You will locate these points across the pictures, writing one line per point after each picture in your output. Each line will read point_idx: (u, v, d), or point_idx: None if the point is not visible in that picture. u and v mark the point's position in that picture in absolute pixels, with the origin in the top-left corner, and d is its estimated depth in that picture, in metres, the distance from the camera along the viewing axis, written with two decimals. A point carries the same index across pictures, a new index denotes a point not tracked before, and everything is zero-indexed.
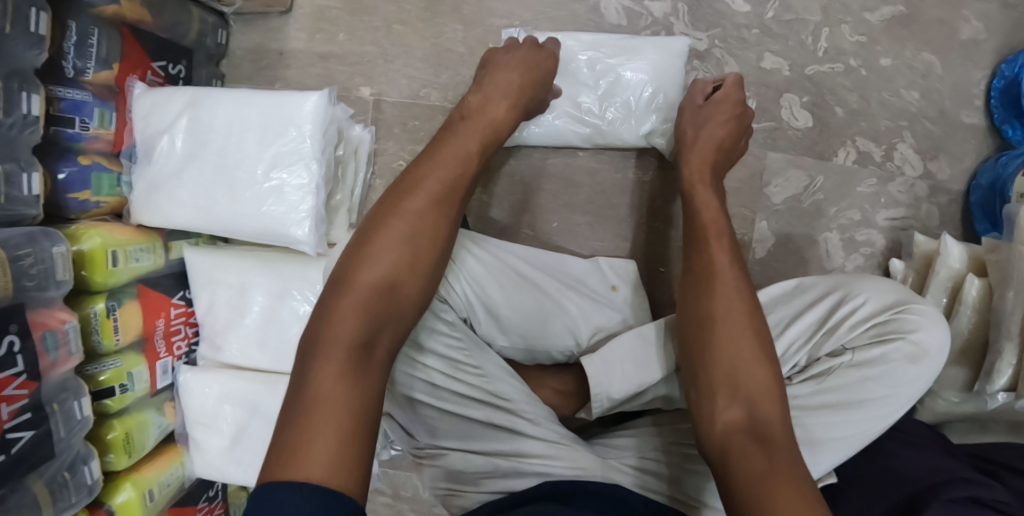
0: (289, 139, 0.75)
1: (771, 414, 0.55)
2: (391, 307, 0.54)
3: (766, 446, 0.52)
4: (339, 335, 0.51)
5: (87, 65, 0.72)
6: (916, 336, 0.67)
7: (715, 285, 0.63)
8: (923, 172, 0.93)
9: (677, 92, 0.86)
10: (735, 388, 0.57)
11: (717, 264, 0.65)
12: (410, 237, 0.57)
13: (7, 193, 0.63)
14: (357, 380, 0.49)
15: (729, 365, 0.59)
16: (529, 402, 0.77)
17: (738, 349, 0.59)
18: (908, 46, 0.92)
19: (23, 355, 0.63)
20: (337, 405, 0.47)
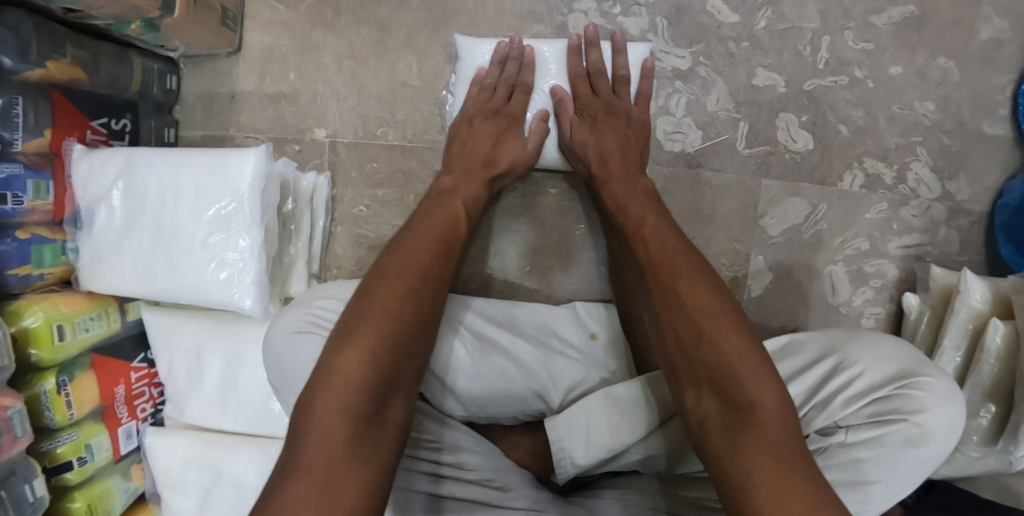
0: (224, 203, 0.70)
1: (758, 395, 0.50)
2: (396, 345, 0.54)
3: (749, 447, 0.48)
4: (335, 397, 0.50)
5: (15, 135, 0.68)
6: (921, 418, 0.58)
7: (678, 270, 0.58)
8: (941, 193, 0.83)
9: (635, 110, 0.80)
10: (700, 377, 0.53)
11: (662, 241, 0.62)
12: (409, 283, 0.57)
13: None
14: (346, 463, 0.48)
15: (689, 351, 0.54)
16: (494, 468, 0.74)
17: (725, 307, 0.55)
18: (920, 53, 0.81)
19: None
20: (327, 507, 0.45)
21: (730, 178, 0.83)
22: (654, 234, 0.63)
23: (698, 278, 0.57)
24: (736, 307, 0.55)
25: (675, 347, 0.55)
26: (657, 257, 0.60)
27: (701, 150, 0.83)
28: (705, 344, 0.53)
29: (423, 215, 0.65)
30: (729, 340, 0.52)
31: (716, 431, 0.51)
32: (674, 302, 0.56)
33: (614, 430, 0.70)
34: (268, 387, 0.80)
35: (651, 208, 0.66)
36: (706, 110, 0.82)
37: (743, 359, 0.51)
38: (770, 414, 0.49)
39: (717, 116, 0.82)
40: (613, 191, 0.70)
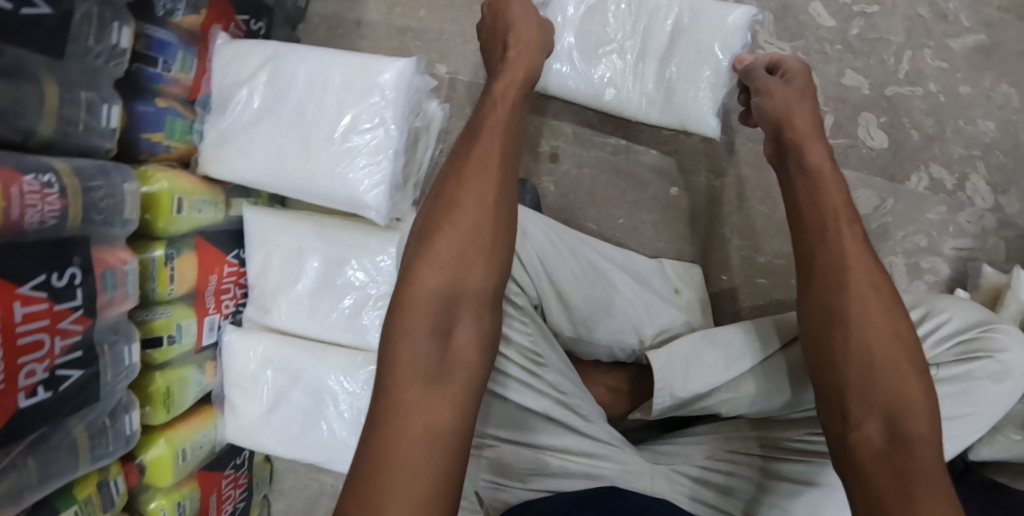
0: (370, 103, 0.74)
1: (922, 433, 0.52)
2: (447, 314, 0.54)
3: (908, 473, 0.50)
4: (404, 374, 0.51)
5: (177, 6, 0.71)
6: (1004, 356, 0.64)
7: (855, 293, 0.59)
8: (993, 204, 0.93)
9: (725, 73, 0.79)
10: (874, 404, 0.55)
11: (823, 255, 0.62)
12: (443, 268, 0.54)
13: (86, 122, 0.62)
14: (434, 398, 0.50)
15: (865, 374, 0.56)
16: (583, 397, 0.77)
17: (887, 339, 0.57)
18: (987, 76, 0.91)
19: (83, 289, 0.61)
20: (417, 435, 0.47)
21: None
22: (853, 247, 0.61)
23: (872, 311, 0.58)
24: (914, 343, 0.58)
25: (853, 373, 0.57)
26: (818, 268, 0.62)
27: None
28: (881, 377, 0.55)
29: (462, 168, 0.59)
30: (903, 376, 0.55)
31: (872, 458, 0.52)
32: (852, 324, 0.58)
33: (710, 367, 0.75)
34: (365, 295, 0.82)
35: (854, 215, 0.63)
36: None
37: (910, 394, 0.55)
38: (925, 448, 0.52)
39: None
40: (816, 180, 0.65)
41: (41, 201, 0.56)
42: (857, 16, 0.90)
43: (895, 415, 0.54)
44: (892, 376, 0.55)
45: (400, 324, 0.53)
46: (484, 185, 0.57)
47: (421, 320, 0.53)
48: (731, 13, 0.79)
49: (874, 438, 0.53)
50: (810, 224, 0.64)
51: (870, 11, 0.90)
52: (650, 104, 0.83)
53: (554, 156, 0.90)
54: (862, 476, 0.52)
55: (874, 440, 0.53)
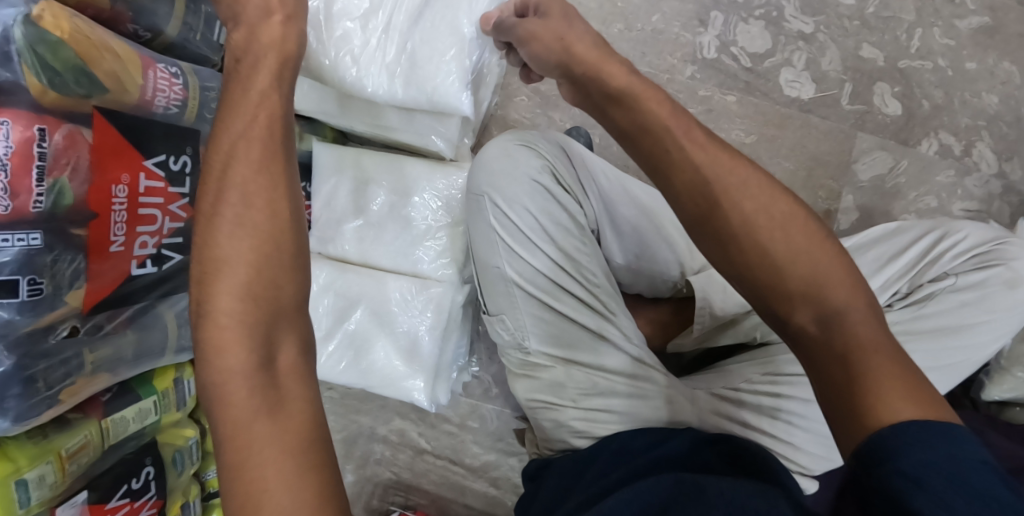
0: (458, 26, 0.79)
1: (850, 302, 0.46)
2: (273, 312, 0.44)
3: (841, 345, 0.44)
4: (237, 396, 0.41)
5: None
6: (1015, 264, 0.72)
7: (741, 199, 0.49)
8: (998, 170, 1.02)
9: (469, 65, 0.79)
10: (793, 294, 0.46)
11: (697, 156, 0.50)
12: (244, 184, 0.44)
13: (202, 32, 0.70)
14: (280, 424, 0.41)
15: (801, 283, 0.46)
16: (628, 320, 0.83)
17: (790, 218, 0.49)
18: (990, 55, 1.01)
19: (191, 179, 0.68)
20: (274, 449, 0.40)
21: (834, 127, 1.00)
22: (690, 126, 0.52)
23: (757, 196, 0.49)
24: (807, 219, 0.49)
25: (766, 278, 0.47)
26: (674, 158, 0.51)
27: (812, 100, 0.99)
28: (776, 272, 0.47)
29: (235, 104, 0.47)
30: (817, 258, 0.47)
31: (822, 353, 0.45)
32: (739, 220, 0.48)
33: None
34: (426, 224, 0.89)
35: (663, 91, 0.54)
36: (820, 69, 0.99)
37: (828, 267, 0.47)
38: (861, 322, 0.45)
39: (830, 75, 0.99)
40: (639, 109, 0.53)
41: (168, 88, 0.63)
42: None
43: (819, 296, 0.46)
44: (806, 259, 0.47)
45: (209, 265, 0.43)
46: (274, 133, 0.47)
47: (233, 280, 0.43)
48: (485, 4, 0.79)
49: (807, 327, 0.46)
50: (648, 123, 0.53)
51: None
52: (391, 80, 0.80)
53: None
54: (815, 368, 0.46)
55: (808, 327, 0.46)
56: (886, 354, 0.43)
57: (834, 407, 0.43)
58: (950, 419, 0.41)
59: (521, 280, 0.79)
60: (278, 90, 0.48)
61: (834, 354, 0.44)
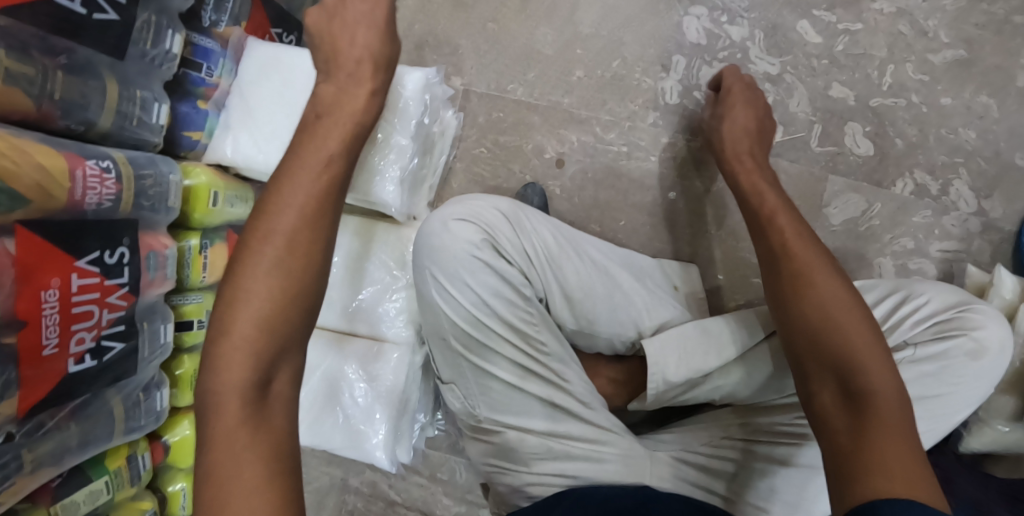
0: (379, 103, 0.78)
1: (880, 383, 0.55)
2: (289, 337, 0.49)
3: (868, 417, 0.54)
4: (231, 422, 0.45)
5: (221, 18, 0.79)
6: (979, 334, 0.68)
7: (816, 274, 0.62)
8: (977, 208, 0.98)
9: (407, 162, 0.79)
10: (828, 365, 0.58)
11: (788, 240, 0.66)
12: (269, 275, 0.48)
13: (140, 117, 0.70)
14: (260, 432, 0.46)
15: (851, 351, 0.57)
16: (584, 384, 0.82)
17: (842, 301, 0.60)
18: (968, 88, 0.98)
19: (129, 268, 0.68)
20: (258, 459, 0.44)
21: (803, 170, 0.97)
22: (791, 228, 0.67)
23: (816, 267, 0.62)
24: (854, 296, 0.61)
25: (806, 339, 0.60)
26: (786, 248, 0.65)
27: (781, 143, 0.97)
28: (830, 339, 0.58)
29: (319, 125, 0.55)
30: (852, 330, 0.58)
31: (835, 416, 0.56)
32: (807, 279, 0.62)
33: (701, 354, 0.80)
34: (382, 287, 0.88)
35: (780, 204, 0.71)
36: (788, 111, 0.96)
37: (846, 317, 0.59)
38: (889, 400, 0.54)
39: (798, 116, 0.96)
40: (747, 180, 0.76)
41: (100, 185, 0.63)
42: (842, 34, 0.97)
43: (848, 372, 0.57)
44: (870, 360, 0.57)
45: (233, 300, 0.47)
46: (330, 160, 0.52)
47: (244, 322, 0.47)
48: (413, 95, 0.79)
49: (832, 401, 0.57)
50: (762, 215, 0.71)
51: (854, 29, 0.97)
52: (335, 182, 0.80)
53: (559, 163, 0.95)
54: (828, 433, 0.56)
55: (830, 402, 0.57)
56: (898, 442, 0.51)
57: (836, 466, 0.53)
58: (931, 502, 0.46)
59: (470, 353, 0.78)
60: (336, 188, 0.52)
61: (858, 422, 0.54)
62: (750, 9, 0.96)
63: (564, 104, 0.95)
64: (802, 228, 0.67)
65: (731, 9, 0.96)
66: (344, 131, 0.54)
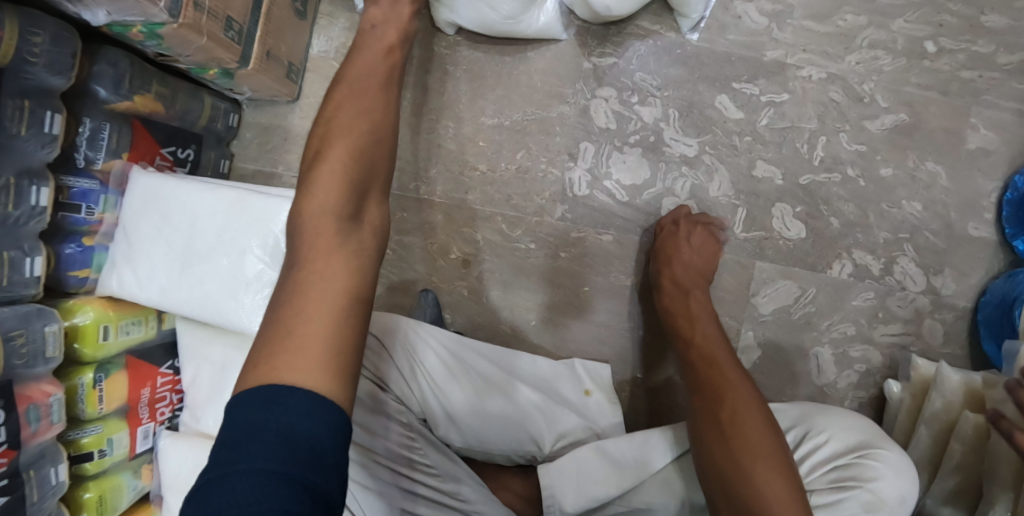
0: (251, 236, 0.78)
1: None
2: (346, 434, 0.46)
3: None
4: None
5: (97, 155, 0.79)
6: (875, 486, 0.63)
7: (739, 408, 0.67)
8: (926, 286, 0.90)
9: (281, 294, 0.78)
10: (739, 510, 0.61)
11: (717, 363, 0.73)
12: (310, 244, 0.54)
13: (9, 276, 0.70)
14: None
15: (755, 491, 0.61)
16: (486, 505, 0.78)
17: (765, 432, 0.64)
18: (910, 156, 0.90)
19: (4, 427, 0.68)
20: None
21: (728, 258, 0.90)
22: (722, 358, 0.73)
23: (741, 401, 0.67)
24: (777, 432, 0.65)
25: (725, 476, 0.63)
26: (710, 379, 0.71)
27: None
28: (748, 483, 0.61)
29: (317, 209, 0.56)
30: (767, 473, 0.61)
31: None
32: (730, 406, 0.67)
33: (601, 483, 0.76)
34: None
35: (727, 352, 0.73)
36: (708, 196, 0.89)
37: (766, 459, 0.62)
38: None
39: (720, 200, 0.89)
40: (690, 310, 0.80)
41: None
42: (766, 107, 0.89)
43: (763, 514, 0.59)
44: (778, 489, 0.60)
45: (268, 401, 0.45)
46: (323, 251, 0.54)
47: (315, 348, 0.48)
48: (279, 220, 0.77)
49: None
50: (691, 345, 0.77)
51: (780, 100, 0.89)
52: (203, 311, 0.79)
53: (465, 262, 0.92)
54: None
55: None
56: None
57: None
58: None
59: None
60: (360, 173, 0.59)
61: None
62: (663, 88, 0.90)
63: (469, 201, 0.92)
64: (733, 360, 0.73)
65: (642, 88, 0.90)
66: (330, 193, 0.57)
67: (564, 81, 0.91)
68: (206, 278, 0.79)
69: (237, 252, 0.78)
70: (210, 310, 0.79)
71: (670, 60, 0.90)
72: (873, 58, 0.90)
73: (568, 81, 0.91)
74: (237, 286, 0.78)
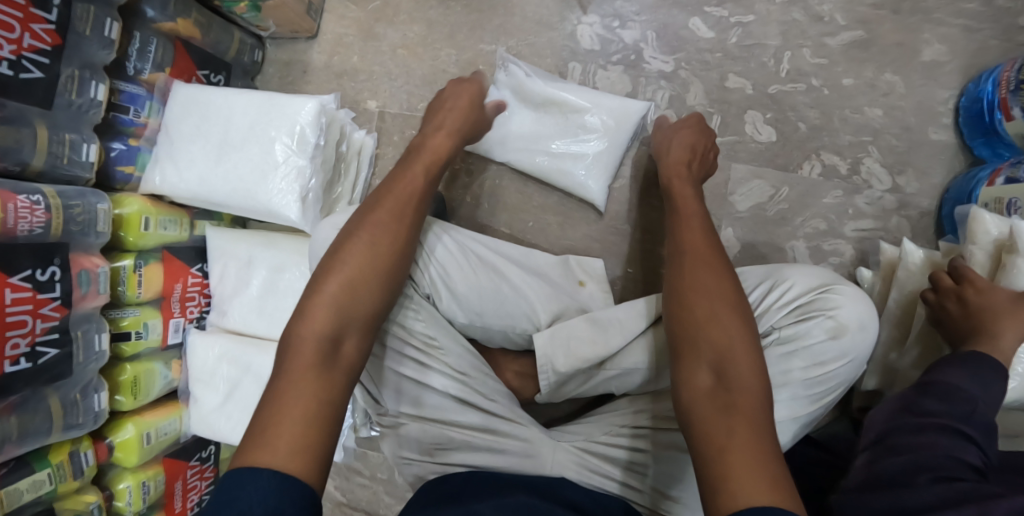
0: (278, 128, 0.88)
1: (746, 380, 0.58)
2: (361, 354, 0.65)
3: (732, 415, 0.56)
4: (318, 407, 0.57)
5: (144, 66, 0.90)
6: (837, 313, 0.70)
7: (702, 264, 0.67)
8: (891, 185, 0.98)
9: (304, 179, 0.87)
10: (703, 357, 0.61)
11: (690, 232, 0.72)
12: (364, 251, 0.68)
13: (69, 156, 0.80)
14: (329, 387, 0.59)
15: (719, 345, 0.61)
16: (483, 377, 0.86)
17: (726, 292, 0.65)
18: (868, 68, 0.99)
19: (61, 284, 0.77)
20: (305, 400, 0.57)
21: None
22: (697, 224, 0.73)
23: (709, 263, 0.67)
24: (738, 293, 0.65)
25: (690, 333, 0.63)
26: (686, 244, 0.70)
27: None
28: (713, 336, 0.62)
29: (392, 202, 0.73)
30: (728, 327, 0.62)
31: (702, 400, 0.59)
32: (696, 268, 0.67)
33: (590, 344, 0.84)
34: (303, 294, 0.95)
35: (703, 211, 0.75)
36: (685, 104, 0.99)
37: (727, 318, 0.63)
38: (751, 392, 0.58)
39: (695, 109, 0.99)
40: (672, 183, 0.81)
41: (30, 215, 0.74)
42: (734, 26, 1.00)
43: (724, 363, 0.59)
44: (734, 339, 0.61)
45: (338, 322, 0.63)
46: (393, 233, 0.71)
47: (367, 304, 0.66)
48: (303, 112, 0.87)
49: (705, 384, 0.59)
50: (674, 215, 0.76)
51: (746, 21, 1.00)
52: (237, 198, 0.89)
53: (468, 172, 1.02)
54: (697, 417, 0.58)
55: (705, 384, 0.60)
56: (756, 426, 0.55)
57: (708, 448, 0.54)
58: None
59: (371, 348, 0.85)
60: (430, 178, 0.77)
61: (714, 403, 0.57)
62: (641, 13, 1.01)
63: None
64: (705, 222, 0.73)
65: (623, 14, 1.01)
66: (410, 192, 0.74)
67: (553, 11, 1.02)
68: (239, 166, 0.89)
69: (266, 143, 0.88)
70: (243, 195, 0.89)
71: None
72: None
73: (556, 11, 1.02)
74: (266, 173, 0.88)
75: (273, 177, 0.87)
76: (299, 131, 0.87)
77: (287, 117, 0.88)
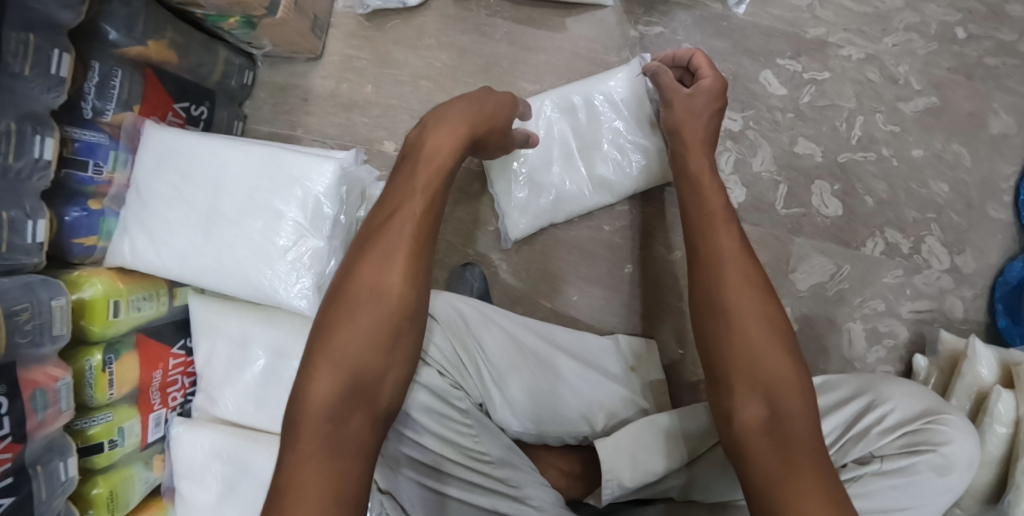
0: (287, 199, 0.71)
1: (791, 408, 0.56)
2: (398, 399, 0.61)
3: (785, 449, 0.54)
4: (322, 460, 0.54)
5: (106, 106, 0.69)
6: (947, 449, 0.64)
7: (727, 281, 0.64)
8: (949, 265, 0.92)
9: (321, 265, 0.71)
10: (753, 385, 0.58)
11: (716, 248, 0.67)
12: (348, 342, 0.60)
13: (10, 240, 0.61)
14: (329, 458, 0.54)
15: (748, 358, 0.59)
16: (535, 486, 0.70)
17: (761, 321, 0.61)
18: (939, 137, 0.92)
19: (10, 416, 0.59)
20: (315, 481, 0.52)
21: (768, 233, 0.90)
22: (722, 237, 0.67)
23: (727, 285, 0.64)
24: (784, 324, 0.62)
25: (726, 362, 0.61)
26: (699, 262, 0.67)
27: (744, 205, 0.90)
28: (754, 364, 0.59)
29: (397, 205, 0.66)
30: (770, 354, 0.59)
31: (756, 436, 0.56)
32: (716, 289, 0.64)
33: (659, 454, 0.74)
34: None
35: (727, 214, 0.70)
36: (751, 170, 0.90)
37: (756, 336, 0.60)
38: (798, 419, 0.55)
39: (761, 176, 0.90)
40: (696, 182, 0.73)
41: None
42: (808, 84, 0.90)
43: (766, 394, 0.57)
44: (764, 361, 0.59)
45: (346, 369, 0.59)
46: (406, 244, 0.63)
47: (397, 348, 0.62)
48: (319, 181, 0.71)
49: (755, 418, 0.57)
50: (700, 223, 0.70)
51: (821, 78, 0.90)
52: (230, 280, 0.72)
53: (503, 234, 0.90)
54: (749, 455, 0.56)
55: (756, 417, 0.57)
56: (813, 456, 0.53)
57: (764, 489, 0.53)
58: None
59: (407, 456, 0.71)
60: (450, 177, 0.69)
61: (771, 443, 0.55)
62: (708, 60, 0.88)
63: None
64: (734, 233, 0.68)
65: None
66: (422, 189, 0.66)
67: (609, 49, 0.88)
68: (234, 244, 0.71)
69: (270, 217, 0.71)
70: (235, 277, 0.71)
71: (714, 32, 0.89)
72: (907, 41, 0.91)
73: (612, 49, 0.88)
74: (270, 254, 0.71)
75: (280, 261, 0.71)
76: (316, 206, 0.71)
77: (301, 187, 0.71)
